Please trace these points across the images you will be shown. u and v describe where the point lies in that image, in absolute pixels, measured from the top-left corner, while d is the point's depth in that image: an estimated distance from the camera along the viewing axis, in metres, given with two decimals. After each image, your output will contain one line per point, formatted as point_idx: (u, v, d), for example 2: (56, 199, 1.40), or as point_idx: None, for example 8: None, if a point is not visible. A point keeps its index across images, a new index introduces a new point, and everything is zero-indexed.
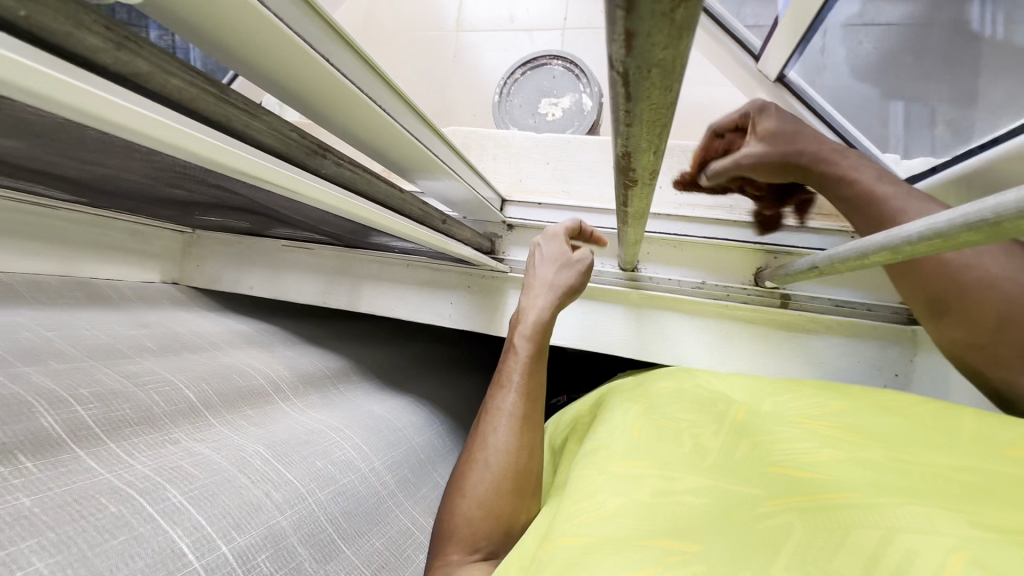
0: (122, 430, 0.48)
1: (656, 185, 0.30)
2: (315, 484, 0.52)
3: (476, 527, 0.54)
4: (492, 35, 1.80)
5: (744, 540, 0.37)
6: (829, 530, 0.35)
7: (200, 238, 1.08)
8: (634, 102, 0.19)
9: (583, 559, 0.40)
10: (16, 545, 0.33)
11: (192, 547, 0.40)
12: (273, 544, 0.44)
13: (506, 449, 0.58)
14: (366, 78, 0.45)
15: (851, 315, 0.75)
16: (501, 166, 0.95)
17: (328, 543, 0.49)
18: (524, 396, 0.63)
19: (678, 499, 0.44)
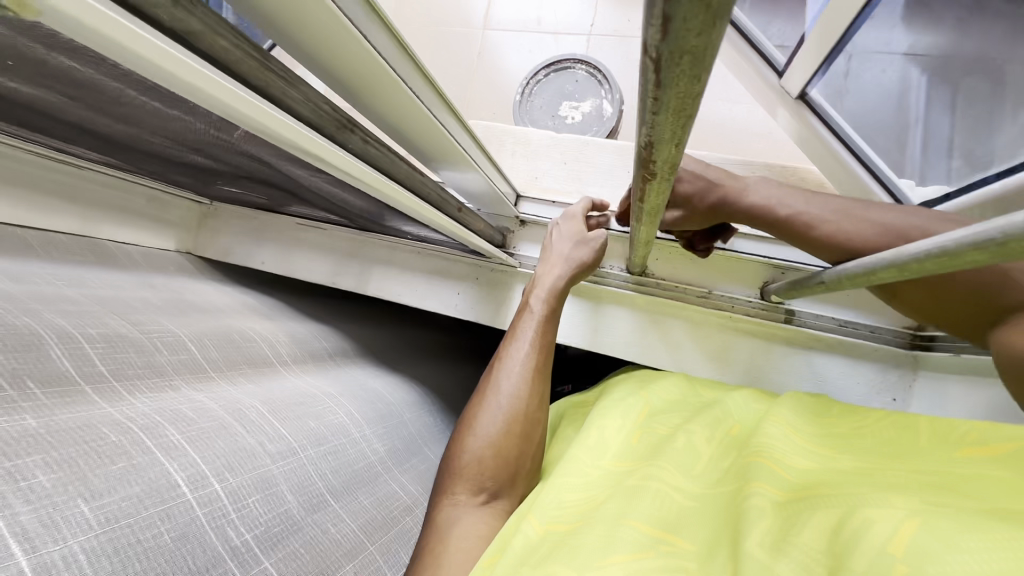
0: (126, 371, 0.52)
1: (673, 181, 0.31)
2: (306, 441, 0.57)
3: (483, 470, 0.58)
4: (520, 35, 1.84)
5: (729, 533, 0.42)
6: (807, 521, 0.39)
7: (217, 210, 1.09)
8: (662, 88, 0.20)
9: (576, 538, 0.45)
10: (42, 477, 0.37)
11: (187, 481, 0.44)
12: (262, 490, 0.49)
13: (519, 408, 0.63)
14: (401, 63, 0.47)
15: (854, 336, 0.77)
16: (519, 162, 0.95)
17: (316, 496, 0.53)
18: (535, 353, 0.67)
19: (670, 494, 0.49)
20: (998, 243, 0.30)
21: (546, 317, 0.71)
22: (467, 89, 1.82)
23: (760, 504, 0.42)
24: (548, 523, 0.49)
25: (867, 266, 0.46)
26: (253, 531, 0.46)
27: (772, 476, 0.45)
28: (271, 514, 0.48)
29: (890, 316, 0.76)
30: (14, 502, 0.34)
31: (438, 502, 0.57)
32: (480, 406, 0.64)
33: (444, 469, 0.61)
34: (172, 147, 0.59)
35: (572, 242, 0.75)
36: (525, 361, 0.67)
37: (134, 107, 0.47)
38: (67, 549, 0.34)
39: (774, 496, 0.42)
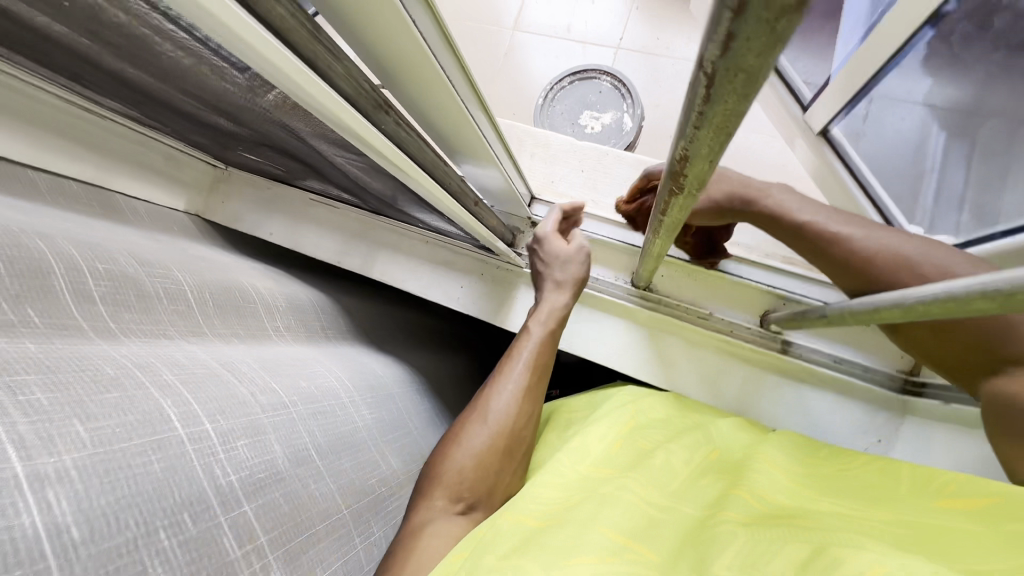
0: (123, 314, 0.52)
1: (700, 196, 0.32)
2: (295, 398, 0.56)
3: (468, 477, 0.57)
4: (548, 41, 1.85)
5: (701, 549, 0.43)
6: (768, 547, 0.40)
7: (231, 177, 1.09)
8: (711, 103, 0.20)
9: (550, 536, 0.45)
10: (37, 395, 0.36)
11: (179, 417, 0.43)
12: (252, 433, 0.48)
13: (508, 420, 0.62)
14: (440, 50, 0.48)
15: (846, 374, 0.78)
16: (536, 164, 0.95)
17: (301, 450, 0.53)
18: (530, 370, 0.68)
19: (649, 508, 0.49)
20: (1004, 293, 0.31)
21: (543, 336, 0.72)
22: (491, 87, 1.83)
23: (727, 530, 0.43)
24: (525, 518, 0.49)
25: (870, 305, 0.47)
26: (238, 473, 0.45)
27: (742, 509, 0.46)
28: (257, 460, 0.47)
29: (883, 358, 0.77)
30: (12, 414, 0.34)
31: (416, 509, 0.55)
32: (471, 416, 0.63)
33: (426, 474, 0.59)
34: (201, 106, 0.59)
35: (566, 259, 0.79)
36: (521, 378, 0.67)
37: (165, 59, 0.47)
38: (61, 464, 0.34)
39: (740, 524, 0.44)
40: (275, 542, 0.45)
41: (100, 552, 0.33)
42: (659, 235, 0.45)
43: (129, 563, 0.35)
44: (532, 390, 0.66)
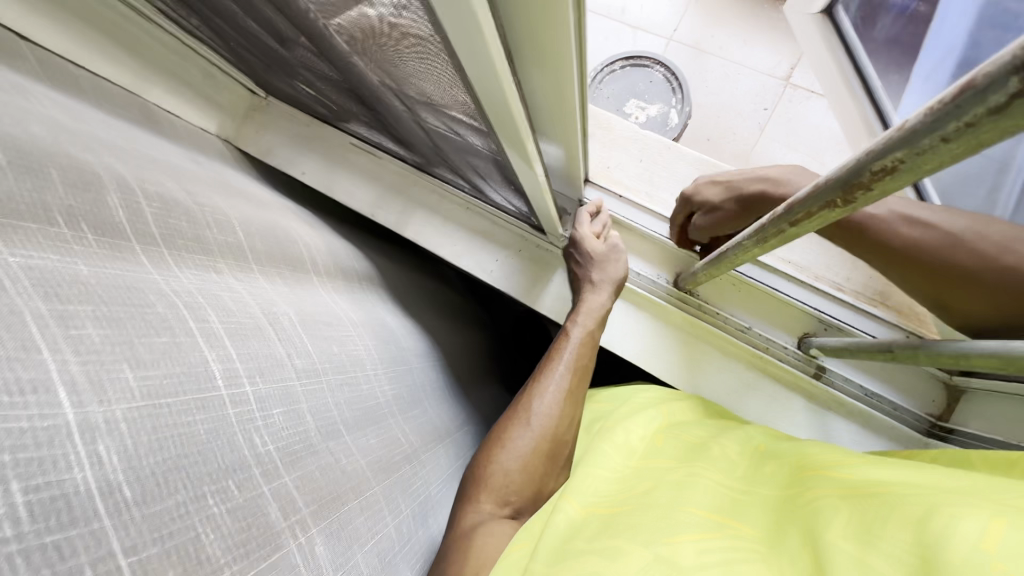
0: (175, 241, 0.48)
1: (856, 211, 0.29)
2: (327, 365, 0.53)
3: (512, 484, 0.56)
4: (601, 19, 1.78)
5: (798, 526, 0.41)
6: (872, 512, 0.38)
7: (268, 106, 1.04)
8: (1002, 116, 0.17)
9: (631, 522, 0.43)
10: (90, 330, 0.32)
11: (222, 376, 0.40)
12: (286, 403, 0.44)
13: (551, 421, 0.61)
14: (578, 38, 0.42)
15: (874, 409, 0.77)
16: (595, 146, 0.92)
17: (330, 424, 0.49)
18: (571, 371, 0.66)
19: (720, 489, 0.48)
20: None
21: (584, 342, 0.70)
22: None
23: (821, 504, 0.41)
24: (592, 512, 0.48)
25: (963, 349, 0.45)
26: (276, 444, 0.41)
27: (826, 481, 0.45)
28: (292, 429, 0.44)
29: (915, 398, 0.77)
30: (64, 348, 0.30)
31: (460, 518, 0.53)
32: (510, 423, 0.61)
33: (465, 483, 0.57)
34: (278, 22, 0.54)
35: (603, 260, 0.77)
36: (562, 381, 0.65)
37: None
38: (110, 414, 0.31)
39: (834, 497, 0.42)
40: (316, 515, 0.41)
41: (152, 517, 0.30)
42: (765, 241, 0.42)
43: (181, 529, 0.31)
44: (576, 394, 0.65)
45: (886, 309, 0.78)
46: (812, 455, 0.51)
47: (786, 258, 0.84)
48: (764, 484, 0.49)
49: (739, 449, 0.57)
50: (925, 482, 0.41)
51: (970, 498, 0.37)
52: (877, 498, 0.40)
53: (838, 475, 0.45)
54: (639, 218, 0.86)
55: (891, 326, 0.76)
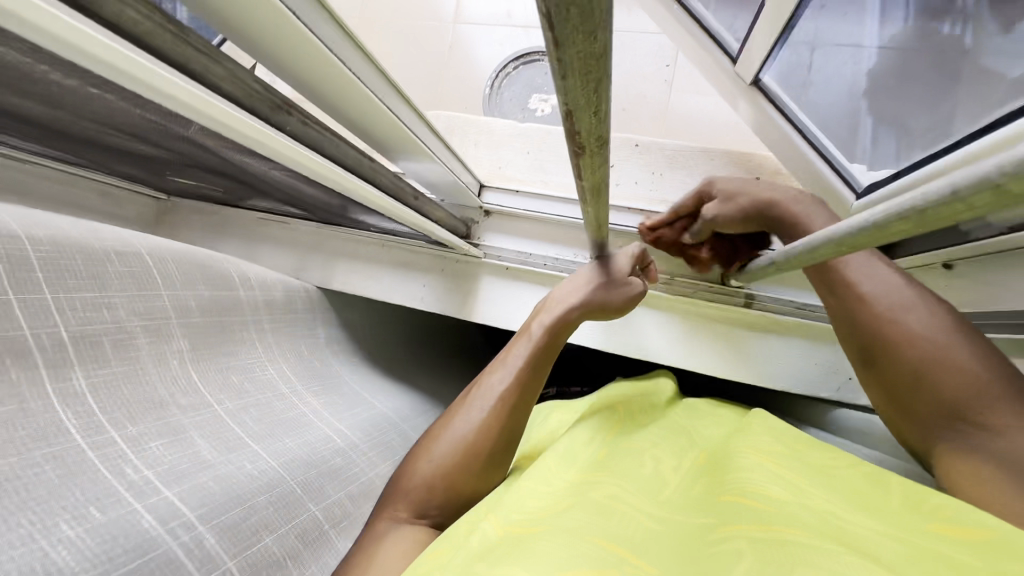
0: (66, 280, 0.49)
1: (607, 151, 0.31)
2: (224, 395, 0.60)
3: (427, 494, 0.56)
4: (490, 29, 1.77)
5: (695, 563, 0.36)
6: (777, 561, 0.34)
7: (176, 207, 1.06)
8: (561, 47, 0.19)
9: (527, 547, 0.40)
10: None
11: (78, 427, 0.44)
12: (171, 434, 0.51)
13: (476, 434, 0.59)
14: (333, 37, 0.43)
15: (811, 319, 0.78)
16: (482, 153, 0.95)
17: (232, 439, 0.55)
18: (518, 383, 0.62)
19: (632, 511, 0.44)
20: (919, 212, 0.30)
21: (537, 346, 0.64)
22: (438, 82, 1.77)
23: (729, 546, 0.37)
24: (507, 531, 0.44)
25: (812, 243, 0.46)
26: (154, 467, 0.47)
27: (746, 513, 0.40)
28: (178, 455, 0.50)
29: None
30: None
31: (375, 521, 0.55)
32: (443, 428, 0.62)
33: (392, 488, 0.59)
34: (111, 137, 0.56)
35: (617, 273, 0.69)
36: (504, 392, 0.61)
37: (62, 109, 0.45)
38: None
39: (744, 536, 0.37)
40: (205, 516, 0.46)
41: None
42: (596, 195, 0.41)
43: (27, 551, 0.35)
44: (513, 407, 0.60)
45: None
46: (733, 470, 0.47)
47: None
48: (687, 507, 0.45)
49: (674, 466, 0.54)
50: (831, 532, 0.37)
51: (868, 561, 0.33)
52: (780, 542, 0.36)
53: (751, 504, 0.41)
54: (541, 206, 0.87)
55: None
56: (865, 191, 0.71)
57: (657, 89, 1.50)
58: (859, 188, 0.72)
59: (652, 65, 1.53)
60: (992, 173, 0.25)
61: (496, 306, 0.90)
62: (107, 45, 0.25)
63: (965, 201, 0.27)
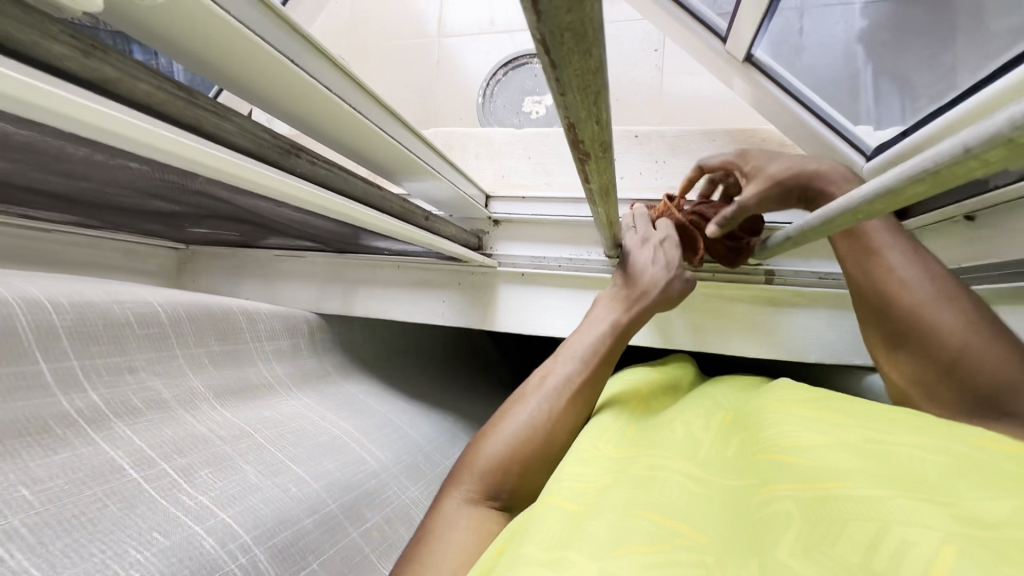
0: (89, 347, 0.52)
1: (612, 155, 0.31)
2: (259, 426, 0.59)
3: (496, 473, 0.56)
4: (476, 39, 1.78)
5: (748, 529, 0.35)
6: (828, 521, 0.32)
7: (195, 254, 1.09)
8: (559, 68, 0.20)
9: (576, 528, 0.39)
10: None
11: (133, 464, 0.46)
12: (216, 462, 0.51)
13: (551, 424, 0.60)
14: (342, 84, 0.44)
15: (835, 287, 0.77)
16: (484, 164, 0.96)
17: (275, 464, 0.55)
18: (592, 367, 0.65)
19: (671, 479, 0.44)
20: (933, 173, 0.30)
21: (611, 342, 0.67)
22: (430, 97, 1.79)
23: (775, 505, 0.35)
24: (547, 502, 0.43)
25: (828, 214, 0.45)
26: (208, 495, 0.47)
27: (786, 469, 0.38)
28: (225, 483, 0.49)
29: None
30: None
31: (441, 500, 0.55)
32: (512, 411, 0.62)
33: (458, 468, 0.59)
34: (129, 201, 0.58)
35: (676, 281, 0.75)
36: (577, 374, 0.64)
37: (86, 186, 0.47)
38: (8, 524, 0.35)
39: (791, 495, 0.35)
40: (258, 539, 0.46)
41: None
42: (609, 195, 0.41)
43: None
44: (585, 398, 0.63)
45: None
46: (763, 426, 0.46)
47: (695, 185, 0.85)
48: (728, 470, 0.44)
49: (705, 433, 0.53)
50: (868, 475, 0.35)
51: (920, 506, 0.31)
52: (826, 499, 0.33)
53: (789, 460, 0.39)
54: (549, 209, 0.88)
55: None
56: (874, 153, 0.69)
57: (648, 75, 1.49)
58: (868, 149, 0.70)
59: (640, 51, 1.52)
60: (1002, 129, 0.24)
61: (516, 312, 0.90)
62: (124, 122, 0.26)
63: (978, 158, 0.27)
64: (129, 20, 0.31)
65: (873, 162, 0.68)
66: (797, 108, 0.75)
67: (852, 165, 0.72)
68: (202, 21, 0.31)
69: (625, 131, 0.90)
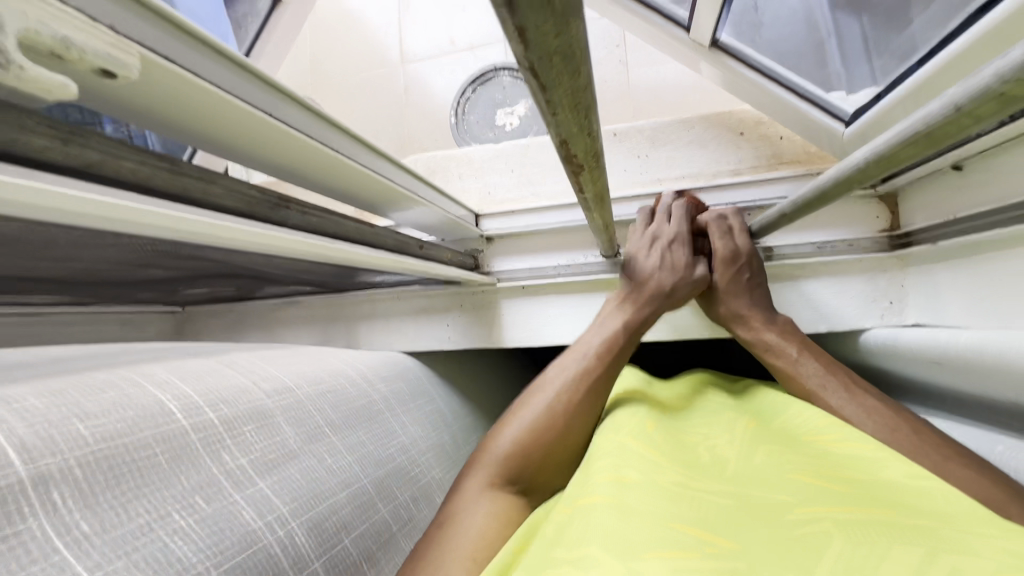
0: None
1: (604, 164, 0.31)
2: (301, 381, 0.56)
3: (509, 462, 0.57)
4: (440, 60, 1.77)
5: (782, 542, 0.35)
6: (868, 542, 0.33)
7: (193, 314, 1.08)
8: (549, 91, 0.19)
9: (616, 525, 0.38)
10: (32, 399, 0.35)
11: (180, 408, 0.42)
12: (259, 418, 0.47)
13: (560, 416, 0.60)
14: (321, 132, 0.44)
15: (834, 255, 0.78)
16: (468, 184, 0.96)
17: (313, 428, 0.52)
18: (602, 355, 0.65)
19: (701, 494, 0.43)
20: (926, 134, 0.29)
21: (620, 339, 0.67)
22: (403, 124, 1.78)
23: (814, 528, 0.35)
24: (578, 505, 0.44)
25: (821, 187, 0.46)
26: (247, 456, 0.43)
27: (822, 496, 0.39)
28: (267, 442, 0.46)
29: (862, 226, 0.77)
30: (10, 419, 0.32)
31: (458, 488, 0.55)
32: (530, 398, 0.63)
33: (472, 459, 0.59)
34: (120, 277, 0.57)
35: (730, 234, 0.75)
36: (589, 364, 0.64)
37: (79, 265, 0.46)
38: (64, 463, 0.32)
39: (830, 517, 0.36)
40: (297, 510, 0.44)
41: (112, 540, 0.32)
42: (603, 200, 0.41)
43: (146, 547, 0.33)
44: (595, 397, 0.62)
45: (793, 165, 0.80)
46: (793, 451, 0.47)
47: (680, 175, 0.85)
48: (751, 480, 0.45)
49: (727, 439, 0.53)
50: (908, 510, 0.36)
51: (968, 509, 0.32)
52: (874, 526, 0.34)
53: (825, 487, 0.40)
54: (539, 220, 0.88)
55: (799, 177, 0.76)
56: (853, 117, 0.69)
57: (615, 70, 1.50)
58: (845, 116, 0.71)
59: (604, 48, 1.53)
60: (991, 84, 0.24)
61: (522, 326, 0.90)
62: (105, 198, 0.26)
63: (969, 115, 0.26)
64: (108, 99, 0.30)
65: (853, 127, 0.68)
66: (767, 86, 0.75)
67: (832, 133, 0.72)
68: (178, 92, 0.31)
69: (602, 131, 0.90)
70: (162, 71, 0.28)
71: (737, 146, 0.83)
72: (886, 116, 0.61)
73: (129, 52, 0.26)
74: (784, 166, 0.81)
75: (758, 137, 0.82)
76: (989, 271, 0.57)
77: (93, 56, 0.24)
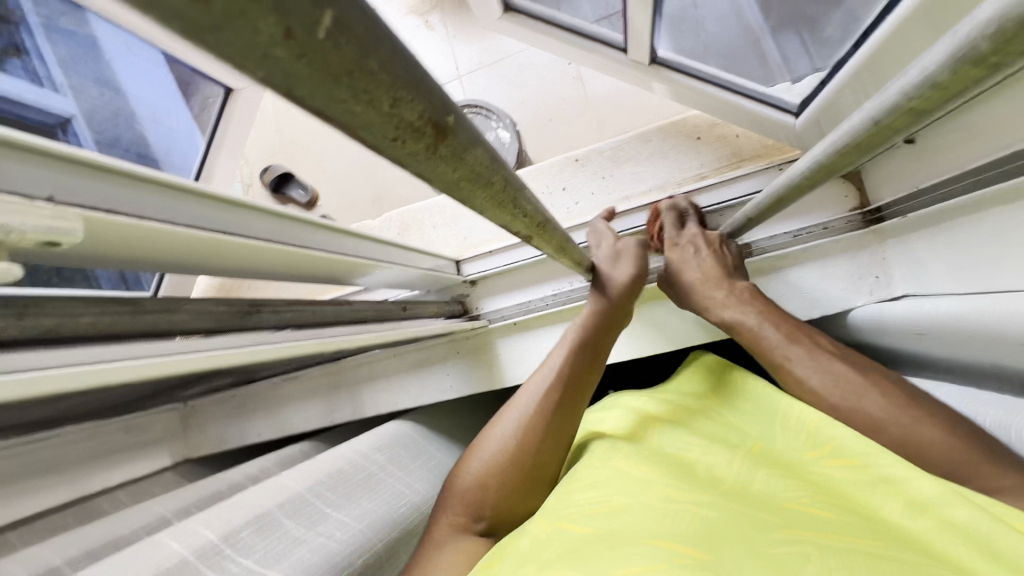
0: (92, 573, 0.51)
1: (552, 222, 0.32)
2: (301, 477, 0.58)
3: (472, 499, 0.58)
4: None
5: (755, 559, 0.35)
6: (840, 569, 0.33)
7: (196, 407, 1.07)
8: (467, 202, 0.20)
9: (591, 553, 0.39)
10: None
11: (181, 543, 0.44)
12: (257, 520, 0.49)
13: (516, 436, 0.60)
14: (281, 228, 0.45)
15: (811, 240, 0.78)
16: (444, 232, 0.98)
17: (313, 511, 0.52)
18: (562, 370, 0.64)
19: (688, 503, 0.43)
20: (853, 145, 0.30)
21: (577, 347, 0.66)
22: (375, 176, 1.80)
23: (792, 550, 0.35)
24: (557, 528, 0.46)
25: (775, 191, 0.46)
26: (251, 556, 0.45)
27: (810, 521, 0.38)
28: (270, 539, 0.47)
29: (833, 207, 0.78)
30: None
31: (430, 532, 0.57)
32: (493, 426, 0.64)
33: (444, 495, 0.61)
34: (111, 400, 0.57)
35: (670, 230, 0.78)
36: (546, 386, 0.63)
37: (68, 401, 0.46)
38: None
39: (811, 542, 0.36)
40: None
41: None
42: (566, 249, 0.42)
43: None
44: (557, 406, 0.62)
45: (756, 160, 0.81)
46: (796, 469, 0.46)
47: (647, 187, 0.86)
48: (740, 492, 0.44)
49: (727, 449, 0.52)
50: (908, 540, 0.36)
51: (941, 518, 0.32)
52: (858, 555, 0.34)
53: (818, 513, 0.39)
54: (519, 255, 0.89)
55: (762, 172, 0.78)
56: (801, 108, 0.71)
57: (570, 89, 1.52)
58: (793, 107, 0.72)
59: (554, 69, 1.56)
60: (899, 100, 0.25)
61: (521, 361, 0.89)
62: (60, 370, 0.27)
63: (887, 126, 0.27)
64: (76, 258, 0.32)
65: (802, 117, 0.70)
66: (712, 91, 0.77)
67: (784, 126, 0.74)
68: (139, 233, 0.33)
69: (563, 158, 0.92)
70: (104, 225, 0.30)
71: (696, 151, 0.84)
72: (833, 105, 0.63)
73: (71, 218, 0.27)
74: (747, 161, 0.81)
75: (715, 139, 0.84)
76: (960, 237, 0.58)
77: (34, 233, 0.24)
